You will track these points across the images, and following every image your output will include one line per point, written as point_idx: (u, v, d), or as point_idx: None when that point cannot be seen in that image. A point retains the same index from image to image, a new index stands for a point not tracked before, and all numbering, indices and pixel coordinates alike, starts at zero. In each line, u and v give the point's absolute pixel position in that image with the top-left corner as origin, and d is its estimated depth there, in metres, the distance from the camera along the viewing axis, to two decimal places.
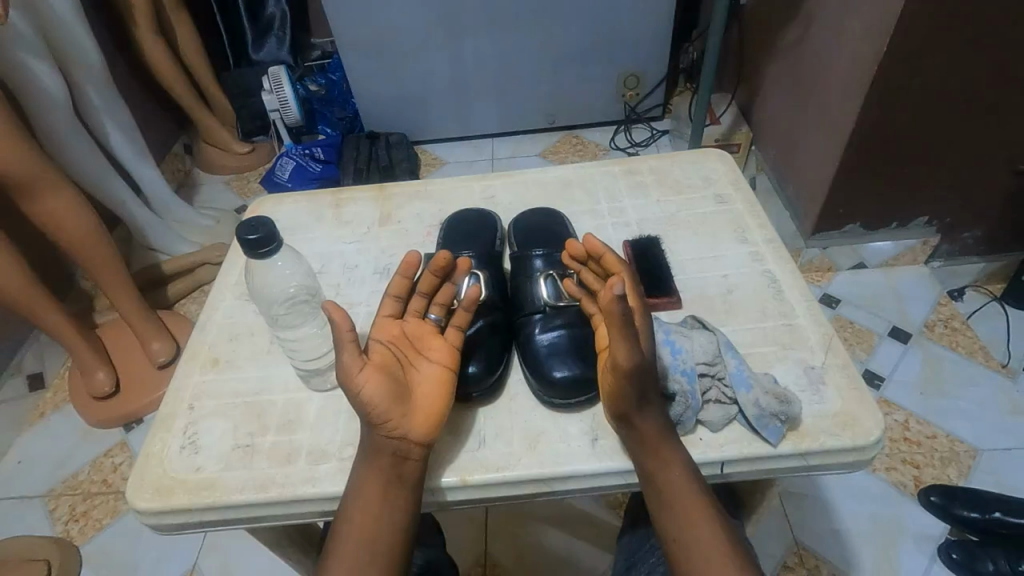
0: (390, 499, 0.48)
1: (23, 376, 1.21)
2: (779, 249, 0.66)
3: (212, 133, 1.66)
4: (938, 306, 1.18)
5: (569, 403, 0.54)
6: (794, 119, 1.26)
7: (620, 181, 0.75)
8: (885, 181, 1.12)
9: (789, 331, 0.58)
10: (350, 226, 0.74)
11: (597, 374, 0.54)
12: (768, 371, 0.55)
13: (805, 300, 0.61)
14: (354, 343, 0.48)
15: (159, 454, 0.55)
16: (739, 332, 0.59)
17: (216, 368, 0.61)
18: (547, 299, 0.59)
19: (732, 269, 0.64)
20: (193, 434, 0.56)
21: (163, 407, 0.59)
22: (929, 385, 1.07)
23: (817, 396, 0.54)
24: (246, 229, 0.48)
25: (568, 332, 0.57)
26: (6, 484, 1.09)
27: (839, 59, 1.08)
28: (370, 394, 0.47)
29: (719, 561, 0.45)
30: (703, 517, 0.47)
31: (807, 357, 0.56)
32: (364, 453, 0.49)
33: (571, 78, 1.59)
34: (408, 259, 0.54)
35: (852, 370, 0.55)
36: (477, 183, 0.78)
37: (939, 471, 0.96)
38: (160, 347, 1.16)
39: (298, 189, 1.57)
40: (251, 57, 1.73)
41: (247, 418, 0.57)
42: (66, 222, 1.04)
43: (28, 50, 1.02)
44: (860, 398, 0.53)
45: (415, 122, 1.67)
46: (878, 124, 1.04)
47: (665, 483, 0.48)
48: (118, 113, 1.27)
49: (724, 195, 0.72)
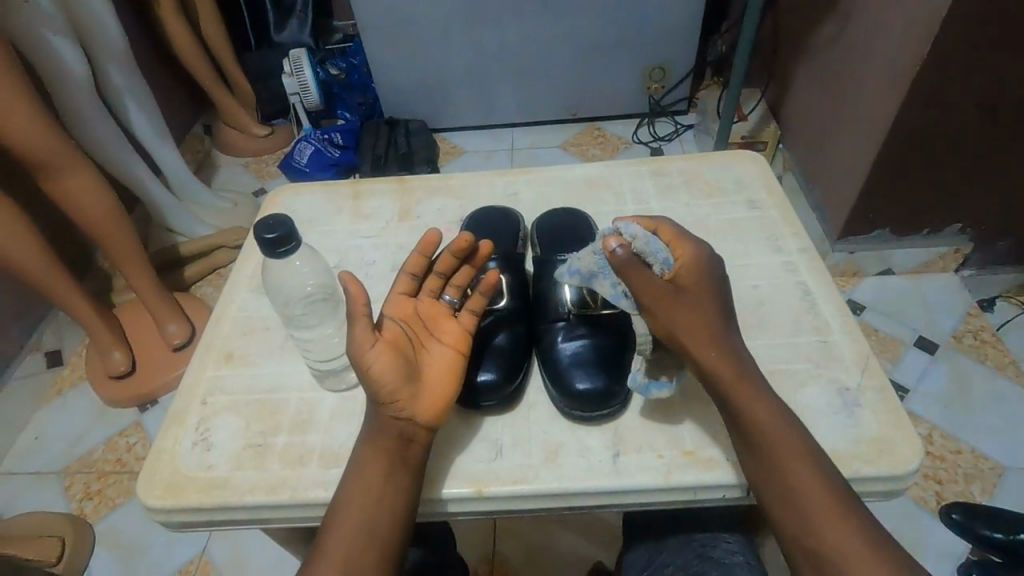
0: (393, 483, 0.47)
1: (41, 353, 1.23)
2: (813, 258, 0.63)
3: (231, 114, 1.65)
4: (968, 317, 1.14)
5: (591, 415, 0.53)
6: (825, 117, 1.22)
7: (648, 181, 0.73)
8: (919, 187, 1.09)
9: (823, 347, 0.56)
10: (368, 220, 0.72)
11: (619, 388, 0.53)
12: (799, 392, 0.53)
13: (840, 315, 0.58)
14: (367, 319, 0.49)
15: (170, 450, 0.54)
16: (769, 348, 0.56)
17: (230, 363, 0.60)
18: (570, 306, 0.58)
19: (763, 280, 0.62)
20: (206, 431, 0.55)
21: (178, 399, 0.58)
22: (956, 398, 1.03)
23: (850, 419, 0.51)
24: (264, 228, 0.47)
25: (591, 341, 0.56)
26: (23, 459, 1.11)
27: (876, 57, 1.04)
28: (379, 371, 0.47)
29: (807, 479, 0.45)
30: (794, 449, 0.46)
31: (841, 377, 0.54)
32: (368, 435, 0.49)
33: (595, 70, 1.56)
34: (428, 238, 0.55)
35: (890, 394, 0.53)
36: (500, 179, 0.76)
37: (961, 487, 0.93)
38: (177, 328, 1.17)
39: (316, 175, 1.56)
40: (272, 39, 1.72)
41: (259, 416, 0.56)
42: (85, 202, 1.04)
43: (51, 27, 1.02)
44: (896, 422, 0.51)
45: (436, 110, 1.65)
46: (917, 127, 1.00)
47: (754, 425, 0.47)
48: (140, 91, 1.27)
49: (755, 201, 0.69)
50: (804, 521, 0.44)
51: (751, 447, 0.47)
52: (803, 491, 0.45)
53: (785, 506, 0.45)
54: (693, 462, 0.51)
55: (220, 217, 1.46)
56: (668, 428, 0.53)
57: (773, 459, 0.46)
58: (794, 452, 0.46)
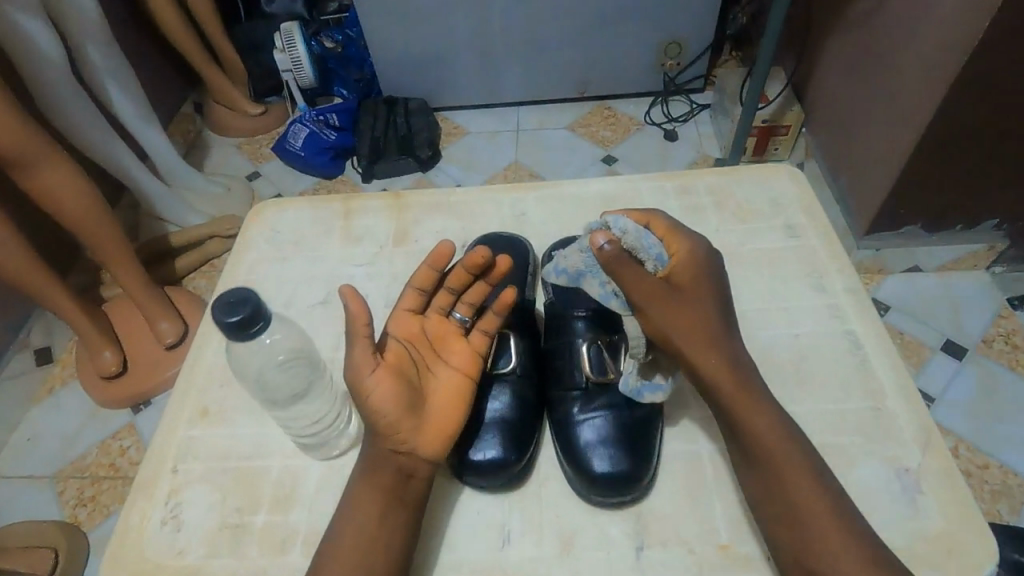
0: (390, 520, 0.48)
1: (29, 351, 1.19)
2: (858, 300, 0.65)
3: (220, 92, 1.56)
4: (998, 318, 1.08)
5: (610, 500, 0.53)
6: (852, 105, 1.14)
7: (673, 201, 0.75)
8: (952, 182, 1.02)
9: (875, 416, 0.58)
10: (360, 244, 0.74)
11: (635, 474, 0.52)
12: (855, 471, 0.55)
13: (893, 371, 0.60)
14: (366, 342, 0.50)
15: (139, 528, 0.56)
16: (811, 415, 0.58)
17: (204, 421, 0.63)
18: (591, 375, 0.56)
19: (803, 329, 0.64)
20: (176, 507, 0.57)
21: (145, 472, 0.59)
22: (985, 408, 0.98)
23: (913, 508, 0.52)
24: (226, 313, 0.44)
25: (611, 415, 0.55)
26: (14, 462, 1.08)
27: (915, 43, 0.96)
28: (378, 400, 0.48)
29: (808, 491, 0.48)
30: (793, 458, 0.49)
31: (901, 457, 0.55)
32: (365, 467, 0.50)
33: (606, 45, 1.47)
34: (439, 252, 0.54)
35: (955, 477, 0.54)
36: (510, 197, 0.77)
37: (988, 505, 0.89)
38: (168, 327, 1.12)
39: (310, 159, 1.47)
40: (262, 9, 1.60)
41: (236, 488, 0.58)
42: (67, 200, 0.98)
43: (21, 8, 0.94)
44: (963, 514, 0.52)
45: (438, 88, 1.56)
46: (955, 125, 0.94)
47: (752, 433, 0.50)
48: (124, 74, 1.19)
49: (793, 226, 0.72)
50: (800, 532, 0.47)
51: (750, 453, 0.50)
52: (801, 503, 0.47)
53: (784, 516, 0.48)
54: (728, 558, 0.52)
55: (211, 204, 1.39)
56: (703, 512, 0.54)
57: (771, 471, 0.49)
58: (792, 461, 0.49)
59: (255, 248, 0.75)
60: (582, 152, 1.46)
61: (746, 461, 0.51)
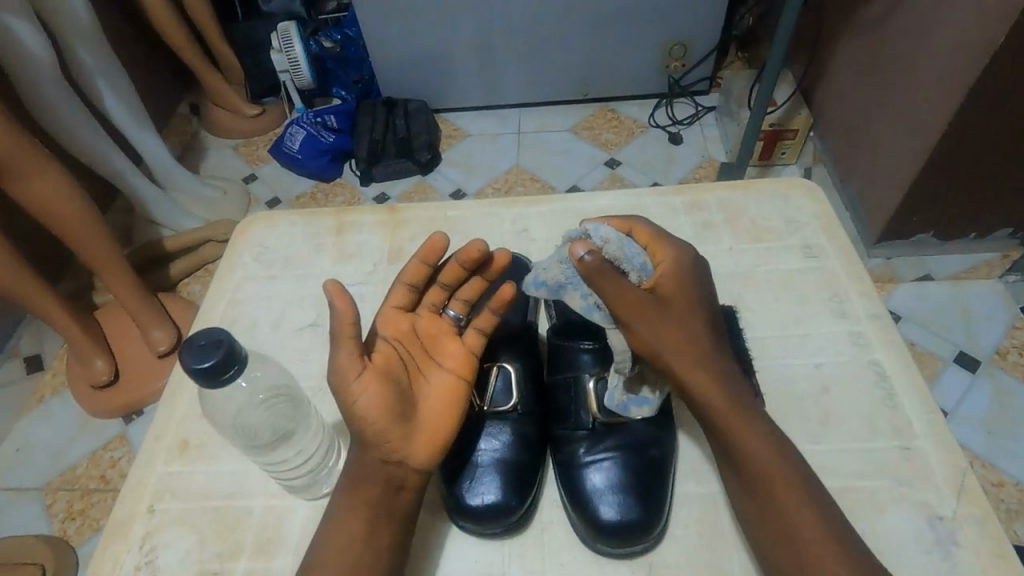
0: (376, 537, 0.46)
1: (19, 358, 1.16)
2: (884, 329, 0.63)
3: (216, 93, 1.53)
4: (1013, 329, 1.04)
5: (618, 549, 0.50)
6: (864, 109, 1.11)
7: (685, 217, 0.73)
8: (966, 189, 1.00)
9: (907, 458, 0.55)
10: (353, 262, 0.71)
11: (645, 523, 0.49)
12: (884, 519, 0.52)
13: (918, 401, 0.58)
14: (354, 343, 0.46)
15: (113, 573, 0.54)
16: (835, 452, 0.56)
17: (183, 455, 0.60)
18: (600, 413, 0.54)
19: (824, 359, 0.61)
20: (151, 551, 0.54)
21: (122, 509, 0.57)
22: (1000, 423, 0.95)
23: (947, 558, 0.50)
24: (199, 358, 0.41)
25: (620, 457, 0.52)
26: (2, 473, 1.06)
27: (931, 45, 0.93)
28: (366, 405, 0.45)
29: (801, 507, 0.45)
30: (785, 473, 0.46)
31: (933, 503, 0.52)
32: (348, 480, 0.47)
33: (610, 45, 1.44)
34: (431, 244, 0.53)
35: (992, 527, 0.51)
36: (509, 212, 0.75)
37: (1005, 525, 0.86)
38: (161, 335, 1.09)
39: (308, 162, 1.44)
40: (260, 8, 1.57)
41: (216, 533, 0.55)
42: (55, 205, 0.96)
43: (7, 6, 0.91)
44: (1003, 570, 0.49)
45: (438, 88, 1.53)
46: (972, 130, 0.91)
47: (743, 450, 0.47)
48: (116, 75, 1.16)
49: (812, 247, 0.70)
50: (802, 562, 0.43)
51: (740, 471, 0.48)
52: (793, 519, 0.45)
53: (784, 544, 0.44)
54: None
55: (207, 208, 1.36)
56: (717, 555, 0.52)
57: (767, 494, 0.46)
58: (785, 476, 0.46)
59: (241, 266, 0.72)
60: (584, 156, 1.43)
61: (736, 479, 0.48)
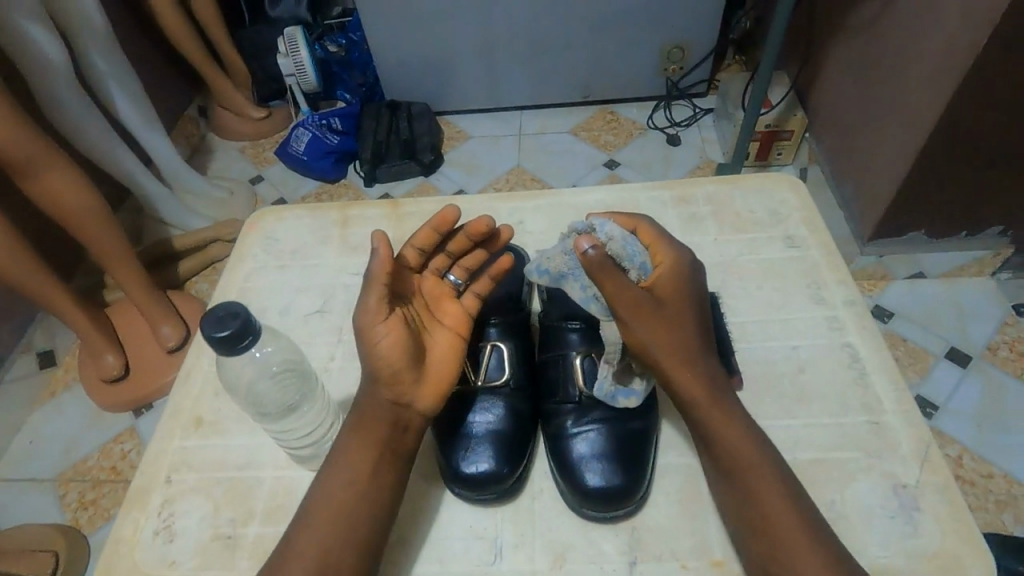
0: (380, 473, 0.49)
1: (33, 354, 1.20)
2: (857, 312, 0.65)
3: (224, 96, 1.57)
4: (1003, 326, 1.06)
5: (605, 515, 0.53)
6: (856, 108, 1.14)
7: (673, 210, 0.75)
8: (955, 186, 1.02)
9: (874, 430, 0.57)
10: (356, 253, 0.74)
11: (631, 491, 0.52)
12: (852, 487, 0.54)
13: (889, 380, 0.60)
14: (384, 287, 0.50)
15: (132, 539, 0.56)
16: (808, 426, 0.58)
17: (198, 431, 0.63)
18: (583, 389, 0.56)
19: (802, 341, 0.64)
20: (169, 518, 0.57)
21: (141, 480, 0.60)
22: (989, 416, 0.97)
23: (911, 524, 0.52)
24: (214, 325, 0.44)
25: (605, 429, 0.54)
26: (16, 464, 1.09)
27: (920, 48, 0.95)
28: (388, 347, 0.49)
29: (774, 497, 0.47)
30: (760, 468, 0.48)
31: (898, 472, 0.55)
32: (355, 420, 0.51)
33: (610, 49, 1.47)
34: (444, 215, 0.54)
35: (952, 494, 0.53)
36: (505, 205, 0.77)
37: (992, 515, 0.88)
38: (171, 331, 1.12)
39: (313, 163, 1.47)
40: (267, 14, 1.61)
41: (229, 501, 0.58)
42: (69, 204, 0.99)
43: (24, 12, 0.94)
44: (959, 533, 0.51)
45: (439, 91, 1.56)
46: (960, 127, 0.93)
47: (725, 443, 0.50)
48: (127, 77, 1.19)
49: (794, 238, 0.72)
50: (774, 556, 0.45)
51: (723, 465, 0.50)
52: (767, 508, 0.47)
53: (757, 533, 0.47)
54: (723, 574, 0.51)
55: (214, 208, 1.39)
56: (697, 525, 0.54)
57: (744, 485, 0.48)
58: (761, 469, 0.48)
59: (252, 257, 0.75)
60: (583, 156, 1.46)
61: (717, 472, 0.51)
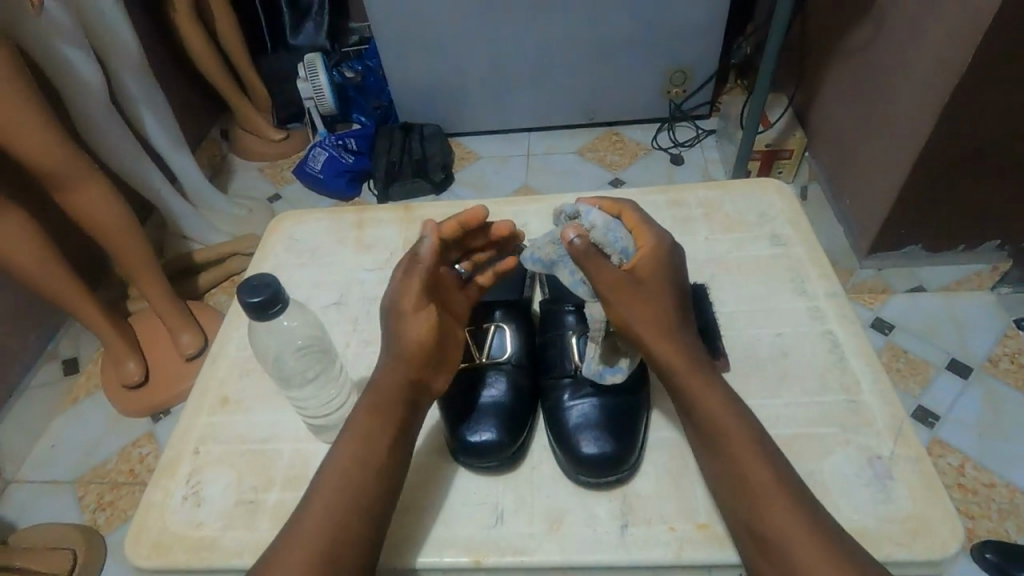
0: (394, 449, 0.52)
1: (58, 360, 1.24)
2: (839, 304, 0.68)
3: (248, 120, 1.65)
4: (1003, 338, 1.08)
5: (597, 480, 0.56)
6: (851, 124, 1.17)
7: (667, 211, 0.79)
8: (948, 198, 1.04)
9: (853, 408, 0.60)
10: (370, 251, 0.78)
11: (626, 455, 0.55)
12: (829, 459, 0.57)
13: (869, 366, 0.63)
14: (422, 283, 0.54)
15: (160, 505, 0.60)
16: (791, 405, 0.61)
17: (222, 408, 0.67)
18: (578, 362, 0.60)
19: (786, 328, 0.67)
20: (196, 484, 0.61)
21: (169, 454, 0.63)
22: (989, 424, 0.98)
23: (883, 494, 0.54)
24: (248, 290, 0.49)
25: (599, 401, 0.57)
26: (38, 468, 1.12)
27: (911, 67, 0.99)
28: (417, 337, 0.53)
29: (759, 465, 0.49)
30: (743, 437, 0.51)
31: (874, 446, 0.57)
32: (372, 399, 0.53)
33: (614, 73, 1.52)
34: (475, 215, 0.58)
35: (925, 468, 0.55)
36: (509, 208, 0.82)
37: (994, 524, 0.88)
38: (190, 339, 1.17)
39: (330, 181, 1.52)
40: (288, 43, 1.70)
41: (249, 471, 0.61)
42: (99, 214, 1.04)
43: (65, 37, 1.01)
44: (936, 507, 0.53)
45: (449, 112, 1.63)
46: (950, 141, 0.96)
47: (709, 413, 0.52)
48: (156, 98, 1.26)
49: (779, 236, 0.75)
50: (754, 510, 0.48)
51: (705, 433, 0.52)
52: (748, 471, 0.49)
53: (736, 493, 0.49)
54: (707, 538, 0.53)
55: (233, 225, 1.45)
56: (684, 492, 0.56)
57: (727, 452, 0.51)
58: (744, 437, 0.51)
59: (273, 255, 0.79)
60: (589, 174, 1.51)
61: (699, 440, 0.53)
